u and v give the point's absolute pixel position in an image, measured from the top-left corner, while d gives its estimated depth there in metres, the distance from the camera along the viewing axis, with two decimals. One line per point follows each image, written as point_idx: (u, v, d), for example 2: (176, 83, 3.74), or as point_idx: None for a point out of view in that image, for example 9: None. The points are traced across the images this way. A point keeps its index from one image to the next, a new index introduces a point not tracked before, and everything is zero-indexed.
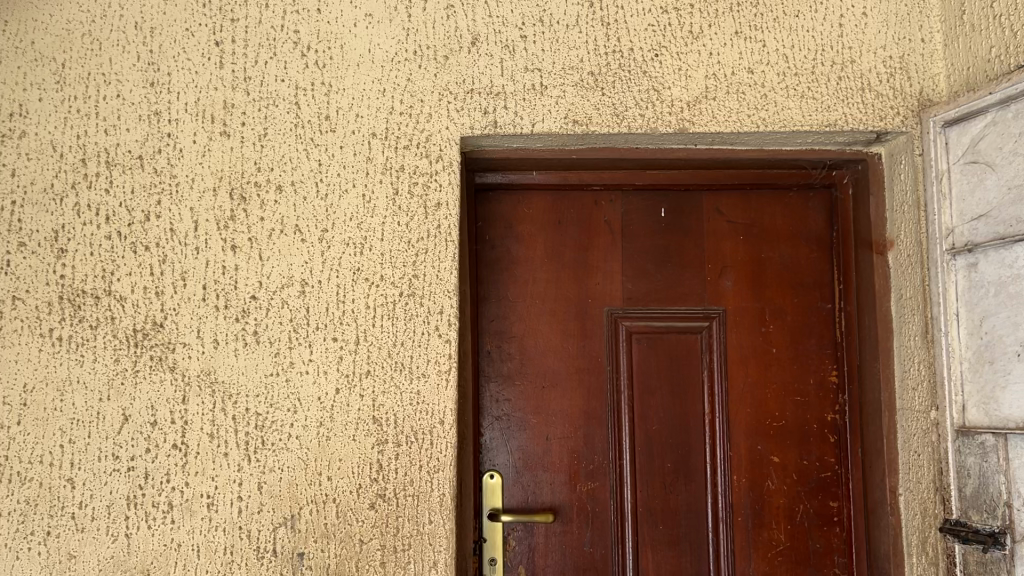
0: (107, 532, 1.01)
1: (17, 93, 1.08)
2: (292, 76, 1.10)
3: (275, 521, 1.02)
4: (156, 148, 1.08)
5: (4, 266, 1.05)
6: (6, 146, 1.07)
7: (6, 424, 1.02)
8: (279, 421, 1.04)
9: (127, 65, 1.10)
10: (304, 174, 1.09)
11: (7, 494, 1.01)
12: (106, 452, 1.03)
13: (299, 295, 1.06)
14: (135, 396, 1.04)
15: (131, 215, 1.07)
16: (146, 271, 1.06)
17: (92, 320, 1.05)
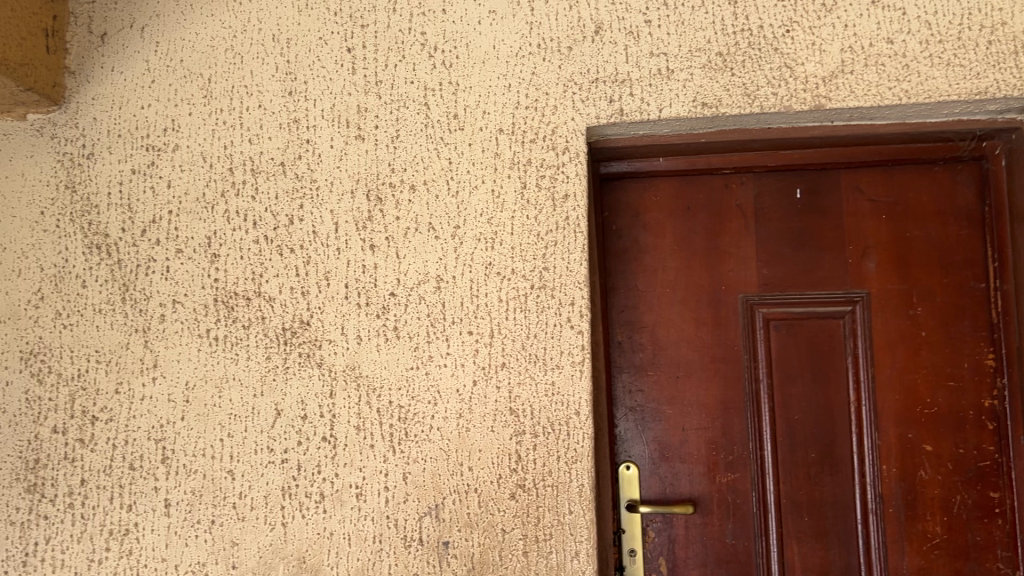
0: (265, 521, 1.07)
1: (169, 109, 1.15)
2: (421, 77, 1.13)
3: (420, 511, 1.05)
4: (296, 154, 1.13)
5: (165, 271, 1.12)
6: (162, 160, 1.14)
7: (172, 420, 1.09)
8: (421, 413, 1.07)
9: (267, 76, 1.15)
10: (436, 173, 1.11)
11: (175, 485, 1.08)
12: (261, 445, 1.08)
13: (435, 291, 1.09)
14: (286, 391, 1.09)
15: (276, 219, 1.12)
16: (292, 272, 1.11)
17: (244, 320, 1.11)
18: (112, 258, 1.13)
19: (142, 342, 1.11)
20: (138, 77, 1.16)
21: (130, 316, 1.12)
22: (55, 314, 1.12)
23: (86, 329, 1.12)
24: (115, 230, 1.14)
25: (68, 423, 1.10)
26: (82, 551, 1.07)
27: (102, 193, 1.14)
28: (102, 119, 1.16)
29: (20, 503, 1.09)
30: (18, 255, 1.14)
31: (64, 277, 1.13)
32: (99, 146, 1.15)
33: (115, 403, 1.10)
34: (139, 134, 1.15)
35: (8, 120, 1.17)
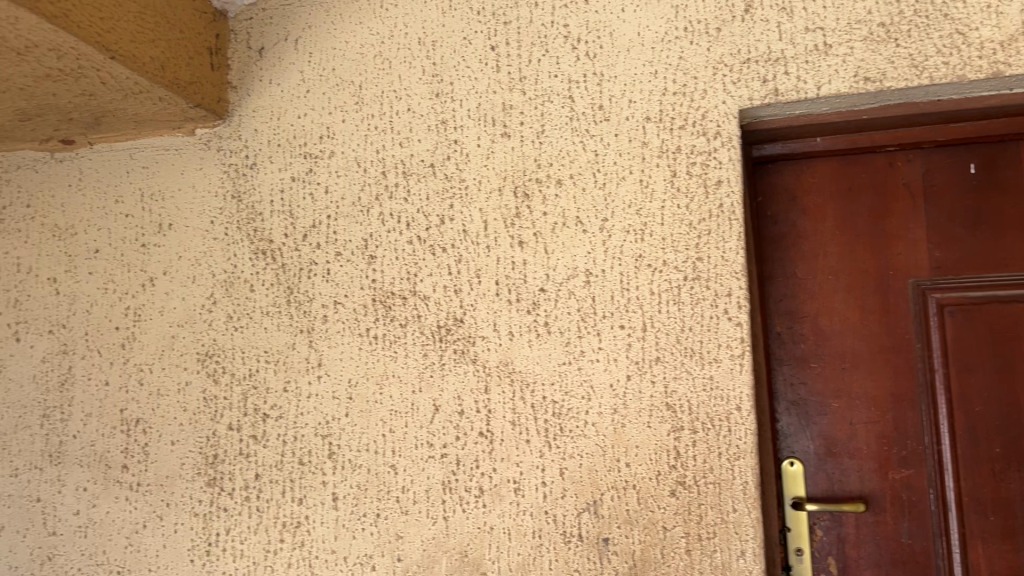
0: (427, 514, 1.08)
1: (324, 117, 1.20)
2: (565, 70, 1.11)
3: (579, 506, 1.03)
4: (445, 155, 1.15)
5: (325, 274, 1.17)
6: (319, 166, 1.19)
7: (337, 416, 1.13)
8: (575, 408, 1.05)
9: (414, 79, 1.17)
10: (582, 165, 1.09)
11: (342, 479, 1.12)
12: (421, 440, 1.10)
13: (585, 285, 1.07)
14: (444, 387, 1.10)
15: (428, 220, 1.14)
16: (445, 271, 1.13)
17: (401, 318, 1.13)
18: (277, 263, 1.18)
19: (307, 342, 1.16)
20: (294, 88, 1.21)
21: (295, 317, 1.17)
22: (227, 317, 1.19)
23: (256, 330, 1.18)
24: (278, 236, 1.19)
25: (242, 420, 1.16)
26: (259, 542, 1.13)
27: (265, 201, 1.20)
28: (263, 130, 1.21)
29: (202, 496, 1.16)
30: (192, 263, 1.21)
31: (234, 282, 1.20)
32: (261, 156, 1.21)
33: (284, 400, 1.15)
34: (297, 143, 1.20)
35: (179, 136, 1.25)
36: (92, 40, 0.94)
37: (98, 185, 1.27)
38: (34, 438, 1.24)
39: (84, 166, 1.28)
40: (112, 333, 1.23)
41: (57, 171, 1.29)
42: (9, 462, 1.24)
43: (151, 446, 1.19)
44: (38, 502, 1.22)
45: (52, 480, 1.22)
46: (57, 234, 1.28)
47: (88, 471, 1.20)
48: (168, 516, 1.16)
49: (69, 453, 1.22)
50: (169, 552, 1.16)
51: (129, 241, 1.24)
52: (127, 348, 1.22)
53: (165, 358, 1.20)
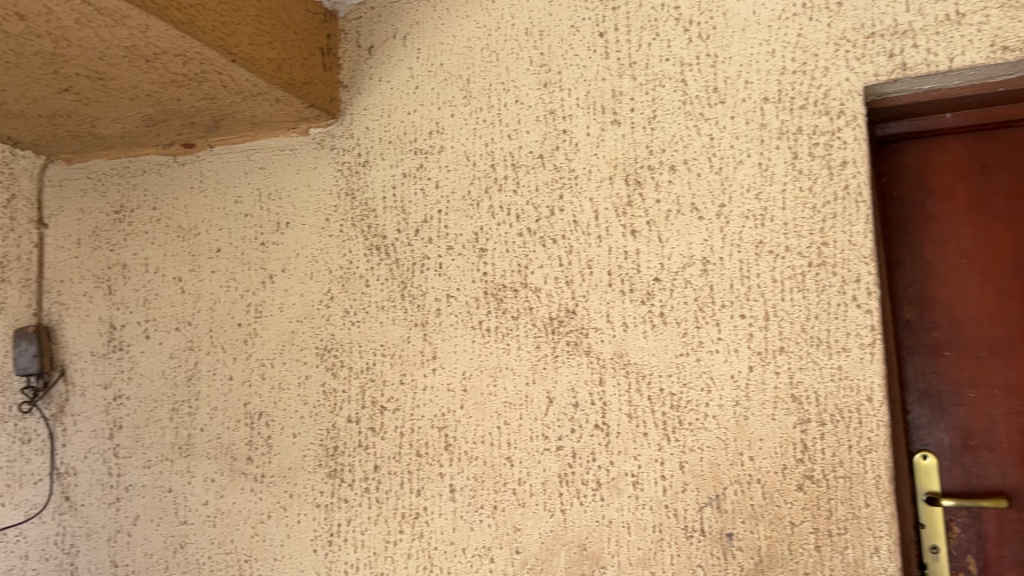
0: (544, 507, 1.07)
1: (433, 112, 1.20)
2: (677, 53, 1.07)
3: (700, 501, 1.00)
4: (554, 145, 1.12)
5: (438, 268, 1.17)
6: (429, 161, 1.19)
7: (452, 408, 1.14)
8: (695, 400, 1.01)
9: (522, 71, 1.15)
10: (697, 150, 1.05)
11: (458, 471, 1.12)
12: (537, 432, 1.09)
13: (702, 274, 1.03)
14: (558, 379, 1.08)
15: (537, 211, 1.12)
16: (556, 262, 1.10)
17: (513, 311, 1.12)
18: (391, 258, 1.20)
19: (422, 336, 1.17)
20: (403, 84, 1.22)
21: (409, 311, 1.18)
22: (343, 312, 1.21)
23: (371, 325, 1.20)
24: (392, 231, 1.20)
25: (361, 412, 1.18)
26: (379, 533, 1.15)
27: (378, 197, 1.22)
28: (375, 127, 1.23)
29: (323, 487, 1.19)
30: (309, 260, 1.24)
31: (350, 278, 1.22)
32: (373, 153, 1.23)
33: (401, 393, 1.17)
34: (408, 139, 1.21)
35: (294, 137, 1.28)
36: (215, 44, 0.97)
37: (218, 187, 1.31)
38: (165, 431, 1.30)
39: (204, 169, 1.33)
40: (235, 329, 1.27)
41: (179, 174, 1.34)
42: (143, 454, 1.30)
43: (273, 439, 1.23)
44: (169, 493, 1.27)
45: (183, 471, 1.27)
46: (181, 235, 1.33)
47: (216, 462, 1.25)
48: (292, 506, 1.20)
49: (197, 445, 1.27)
50: (292, 542, 1.19)
51: (249, 240, 1.28)
52: (249, 344, 1.26)
53: (285, 353, 1.24)
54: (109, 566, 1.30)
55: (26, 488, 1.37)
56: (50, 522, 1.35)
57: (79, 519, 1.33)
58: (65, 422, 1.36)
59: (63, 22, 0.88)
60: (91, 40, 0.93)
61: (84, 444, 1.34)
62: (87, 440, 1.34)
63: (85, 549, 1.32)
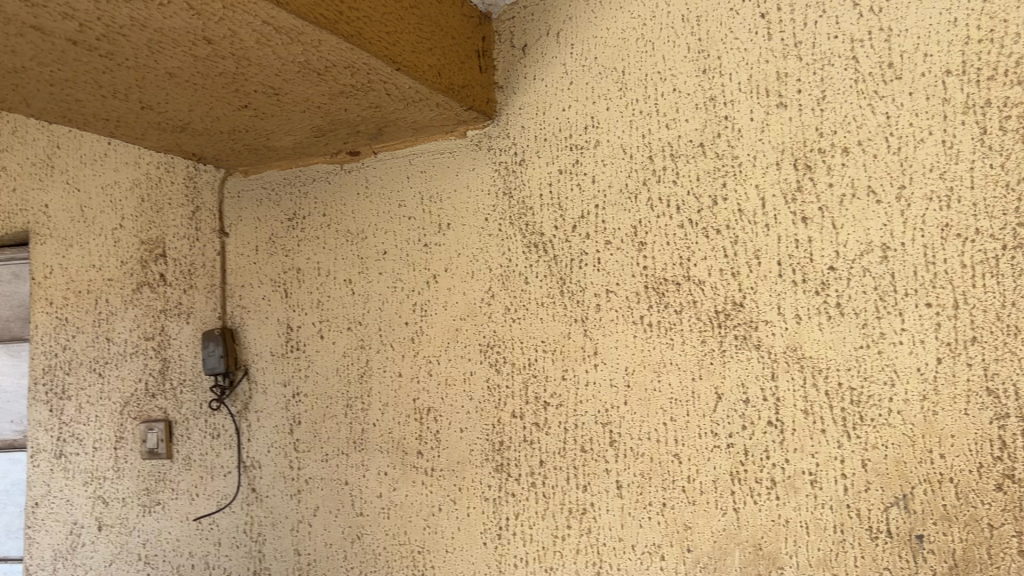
0: (716, 505, 1.04)
1: (589, 106, 1.18)
2: (846, 29, 1.00)
3: (886, 500, 0.94)
4: (715, 132, 1.08)
5: (596, 263, 1.16)
6: (585, 157, 1.18)
7: (616, 404, 1.12)
8: (877, 395, 0.96)
9: (679, 58, 1.12)
10: (872, 131, 0.98)
11: (625, 467, 1.11)
12: (705, 429, 1.06)
13: (882, 261, 0.96)
14: (726, 374, 1.05)
15: (699, 202, 1.09)
16: (721, 254, 1.06)
17: (676, 305, 1.09)
18: (549, 255, 1.20)
19: (583, 331, 1.16)
20: (557, 80, 1.21)
21: (569, 307, 1.17)
22: (505, 309, 1.23)
23: (531, 321, 1.20)
24: (549, 227, 1.20)
25: (524, 408, 1.20)
26: (548, 527, 1.16)
27: (534, 194, 1.22)
28: (530, 126, 1.23)
29: (491, 481, 1.21)
30: (471, 259, 1.27)
31: (509, 276, 1.23)
32: (529, 151, 1.23)
33: (564, 389, 1.17)
34: (564, 135, 1.20)
35: (452, 139, 1.30)
36: (381, 54, 1.00)
37: (382, 192, 1.36)
38: (340, 426, 1.36)
39: (369, 175, 1.38)
40: (402, 328, 1.32)
41: (346, 181, 1.40)
42: (320, 448, 1.37)
43: (442, 434, 1.26)
44: (346, 485, 1.34)
45: (358, 464, 1.33)
46: (348, 239, 1.39)
47: (388, 456, 1.31)
48: (461, 500, 1.23)
49: (370, 440, 1.33)
50: (463, 534, 1.22)
51: (413, 242, 1.32)
52: (416, 342, 1.30)
53: (450, 350, 1.27)
54: (293, 554, 1.38)
55: (218, 479, 1.47)
56: (239, 512, 1.44)
57: (264, 510, 1.42)
58: (250, 418, 1.45)
59: (244, 43, 0.93)
60: (269, 58, 0.98)
61: (266, 439, 1.43)
62: (269, 435, 1.43)
63: (271, 537, 1.41)
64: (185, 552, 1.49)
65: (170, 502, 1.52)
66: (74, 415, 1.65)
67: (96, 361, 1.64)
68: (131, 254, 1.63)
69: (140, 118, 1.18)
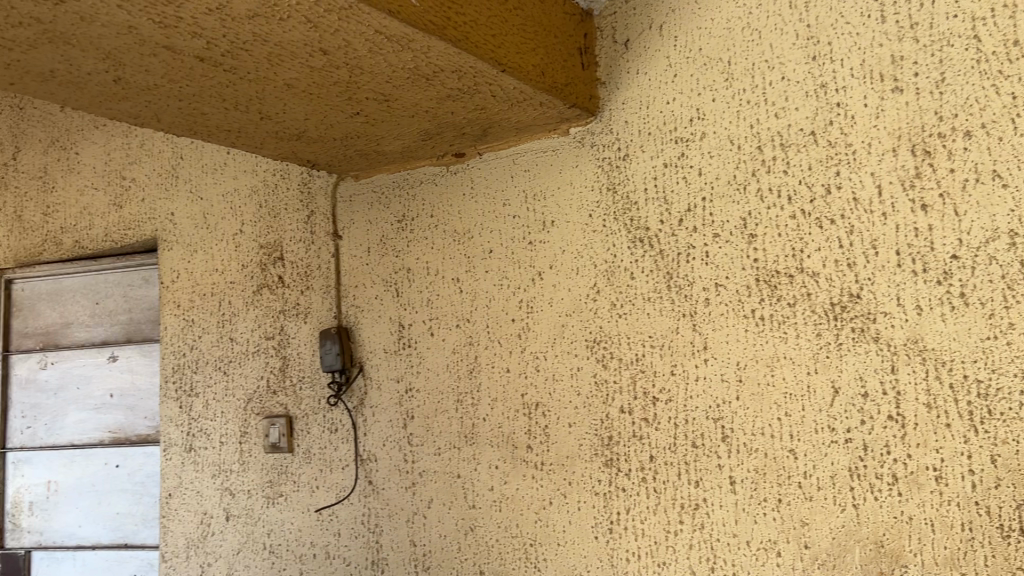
0: (834, 501, 1.02)
1: (694, 98, 1.17)
2: (966, 7, 0.96)
3: (1019, 498, 0.90)
4: (827, 120, 1.05)
5: (704, 256, 1.15)
6: (691, 149, 1.17)
7: (728, 399, 1.11)
8: (1006, 388, 0.91)
9: (788, 46, 1.09)
10: (997, 112, 0.94)
11: (738, 463, 1.10)
12: (822, 423, 1.04)
13: (1010, 248, 0.92)
14: (843, 367, 1.03)
15: (811, 191, 1.06)
16: (835, 244, 1.04)
17: (789, 297, 1.07)
18: (655, 250, 1.19)
19: (691, 326, 1.15)
20: (661, 74, 1.21)
21: (677, 302, 1.17)
22: (611, 305, 1.23)
23: (639, 317, 1.20)
24: (655, 222, 1.20)
25: (633, 403, 1.20)
26: (660, 522, 1.16)
27: (639, 189, 1.22)
28: (634, 120, 1.23)
29: (601, 476, 1.22)
30: (576, 256, 1.27)
31: (615, 271, 1.23)
32: (633, 146, 1.23)
33: (673, 384, 1.16)
34: (668, 128, 1.20)
35: (555, 137, 1.31)
36: (487, 57, 1.02)
37: (488, 191, 1.39)
38: (451, 421, 1.39)
39: (475, 175, 1.41)
40: (510, 324, 1.34)
41: (452, 182, 1.44)
42: (433, 442, 1.41)
43: (550, 429, 1.28)
44: (458, 479, 1.37)
45: (469, 458, 1.36)
46: (456, 239, 1.42)
47: (499, 450, 1.33)
48: (572, 494, 1.25)
49: (481, 435, 1.36)
50: (575, 528, 1.24)
51: (519, 240, 1.34)
52: (523, 338, 1.32)
53: (557, 346, 1.28)
54: (409, 545, 1.42)
55: (337, 472, 1.54)
56: (357, 503, 1.50)
57: (381, 501, 1.47)
58: (365, 413, 1.51)
59: (358, 52, 0.97)
60: (380, 66, 1.02)
61: (381, 433, 1.48)
62: (384, 430, 1.48)
63: (388, 529, 1.45)
64: (307, 542, 1.56)
65: (292, 494, 1.59)
66: (202, 411, 1.75)
67: (221, 360, 1.73)
68: (251, 258, 1.71)
69: (259, 129, 1.24)
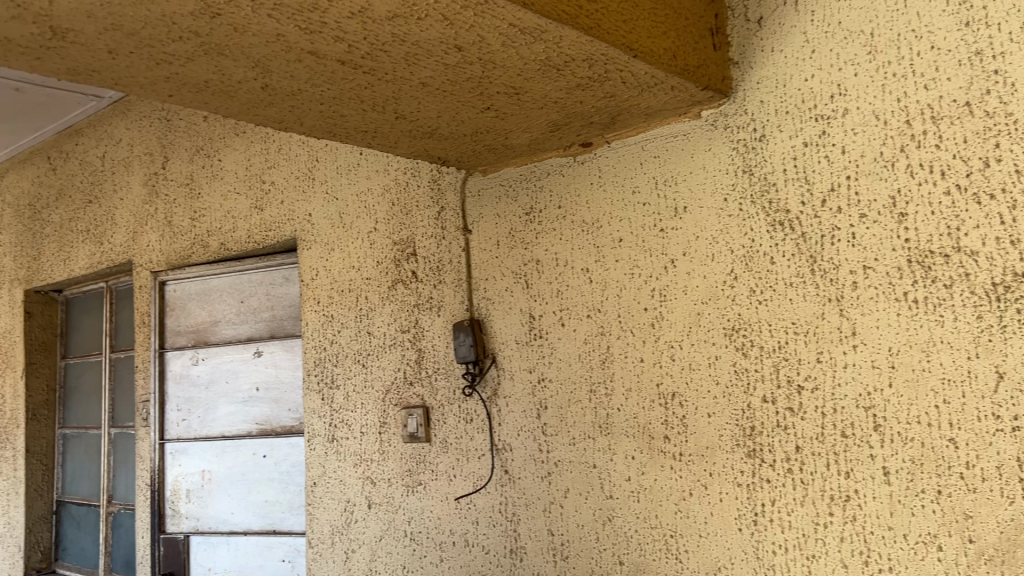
0: (1001, 494, 0.96)
1: (834, 74, 1.13)
2: None
3: None
4: (984, 89, 0.99)
5: (850, 238, 1.10)
6: (833, 127, 1.12)
7: (879, 386, 1.07)
8: None
9: (937, 13, 1.03)
10: None
11: (892, 453, 1.05)
12: (985, 411, 0.98)
13: None
14: (1008, 351, 0.96)
15: (967, 165, 1.00)
16: (996, 221, 0.98)
17: (946, 278, 1.01)
18: (797, 233, 1.15)
19: (838, 311, 1.11)
20: (797, 50, 1.17)
21: (822, 286, 1.13)
22: (750, 291, 1.20)
23: (780, 302, 1.17)
24: (796, 204, 1.16)
25: (776, 392, 1.16)
26: (808, 514, 1.12)
27: (777, 170, 1.18)
28: (769, 100, 1.19)
29: (744, 466, 1.19)
30: (710, 242, 1.25)
31: (754, 256, 1.20)
32: (770, 126, 1.19)
33: (819, 371, 1.12)
34: (807, 106, 1.15)
35: (685, 121, 1.29)
36: (619, 43, 1.01)
37: (616, 179, 1.38)
38: (586, 411, 1.39)
39: (603, 163, 1.40)
40: (642, 313, 1.33)
41: (580, 172, 1.43)
42: (568, 432, 1.42)
43: (688, 418, 1.26)
44: (594, 469, 1.37)
45: (605, 448, 1.36)
46: (585, 229, 1.42)
47: (635, 441, 1.32)
48: (713, 485, 1.22)
49: (616, 425, 1.35)
50: (717, 519, 1.22)
51: (650, 227, 1.33)
52: (658, 327, 1.30)
53: (693, 334, 1.26)
54: (547, 534, 1.44)
55: (474, 462, 1.56)
56: (494, 492, 1.52)
57: (518, 491, 1.48)
58: (500, 404, 1.53)
59: (492, 46, 0.98)
60: (513, 59, 1.02)
61: (516, 424, 1.50)
62: (518, 420, 1.49)
63: (525, 518, 1.47)
64: (447, 529, 1.60)
65: (431, 483, 1.63)
66: (343, 402, 1.82)
67: (359, 354, 1.80)
68: (385, 255, 1.76)
69: (394, 128, 1.28)
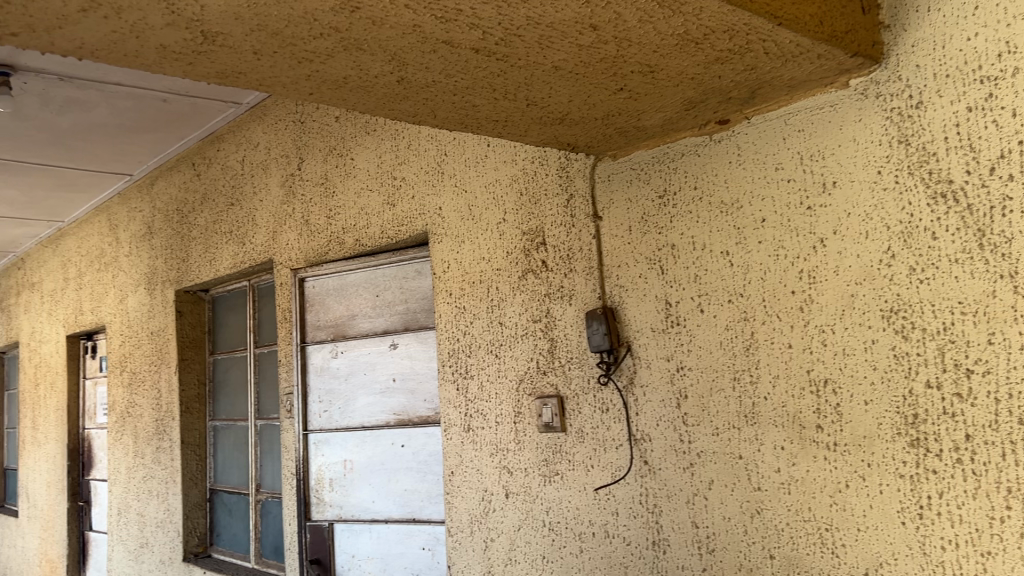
0: None
1: (1002, 30, 1.04)
2: None
3: None
4: None
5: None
6: (1002, 88, 1.03)
7: None
8: None
9: None
10: None
11: None
12: None
13: None
14: None
15: None
16: None
17: None
18: (962, 205, 1.07)
19: (1012, 288, 1.02)
20: (958, 8, 1.08)
21: (992, 262, 1.04)
22: (909, 270, 1.12)
23: (944, 281, 1.08)
24: (959, 174, 1.07)
25: (942, 377, 1.08)
26: (981, 508, 1.04)
27: (937, 139, 1.10)
28: (927, 64, 1.11)
29: (906, 457, 1.12)
30: (864, 219, 1.18)
31: (912, 232, 1.12)
32: (928, 92, 1.11)
33: (991, 354, 1.04)
34: (971, 68, 1.07)
35: (831, 92, 1.22)
36: (762, 12, 0.96)
37: (757, 157, 1.32)
38: (729, 400, 1.34)
39: (742, 141, 1.34)
40: (789, 297, 1.26)
41: (717, 151, 1.38)
42: (710, 422, 1.37)
43: (843, 407, 1.19)
44: (740, 459, 1.32)
45: (751, 438, 1.31)
46: (724, 210, 1.36)
47: (784, 430, 1.26)
48: (872, 476, 1.15)
49: (763, 414, 1.29)
50: (877, 513, 1.15)
51: (796, 206, 1.26)
52: (806, 311, 1.24)
53: (846, 317, 1.19)
54: (691, 526, 1.40)
55: (612, 452, 1.54)
56: (634, 483, 1.49)
57: (658, 482, 1.45)
58: (637, 393, 1.50)
59: (628, 23, 0.95)
60: (649, 35, 0.99)
61: (654, 413, 1.46)
62: (657, 410, 1.46)
63: (667, 509, 1.44)
64: (586, 520, 1.58)
65: (568, 473, 1.62)
66: (477, 393, 1.83)
67: (492, 344, 1.80)
68: (515, 245, 1.76)
69: (525, 116, 1.26)
